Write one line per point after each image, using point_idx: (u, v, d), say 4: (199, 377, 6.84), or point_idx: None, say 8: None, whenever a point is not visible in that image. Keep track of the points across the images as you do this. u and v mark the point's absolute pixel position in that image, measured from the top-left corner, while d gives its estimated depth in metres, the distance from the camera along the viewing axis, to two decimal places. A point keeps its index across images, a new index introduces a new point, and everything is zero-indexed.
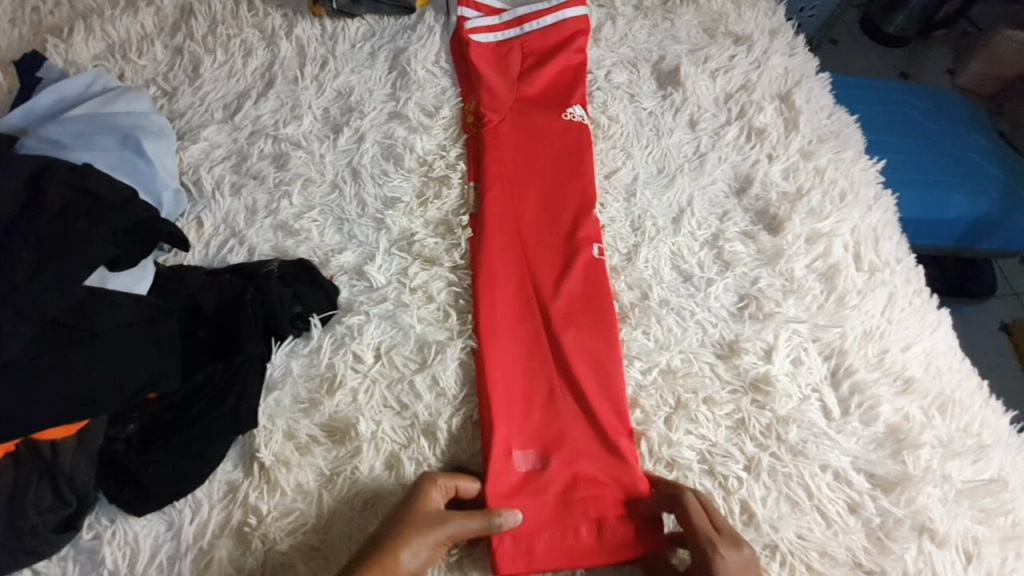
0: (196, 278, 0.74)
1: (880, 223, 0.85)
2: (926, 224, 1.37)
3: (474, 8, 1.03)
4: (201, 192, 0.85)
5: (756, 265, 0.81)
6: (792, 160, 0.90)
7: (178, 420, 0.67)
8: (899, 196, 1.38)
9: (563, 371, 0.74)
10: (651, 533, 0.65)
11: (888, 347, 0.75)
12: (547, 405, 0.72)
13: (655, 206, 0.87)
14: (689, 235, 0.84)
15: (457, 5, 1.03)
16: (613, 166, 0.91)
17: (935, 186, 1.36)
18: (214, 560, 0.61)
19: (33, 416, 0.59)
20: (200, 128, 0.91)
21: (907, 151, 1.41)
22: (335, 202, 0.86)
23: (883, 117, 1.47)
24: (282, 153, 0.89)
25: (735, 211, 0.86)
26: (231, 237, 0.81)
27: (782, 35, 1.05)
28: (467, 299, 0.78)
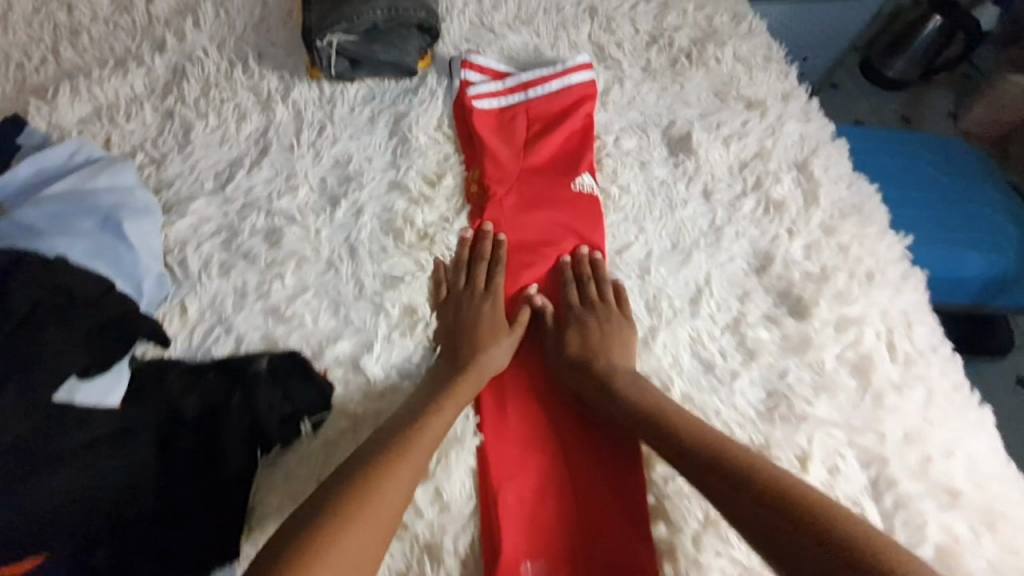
0: (177, 379, 0.67)
1: (911, 305, 0.81)
2: (942, 283, 1.33)
3: (477, 71, 0.99)
4: (186, 273, 0.79)
5: (781, 355, 0.76)
6: (815, 236, 0.85)
7: (149, 554, 0.59)
8: (913, 253, 1.34)
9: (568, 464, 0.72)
10: None
11: (929, 452, 0.70)
12: (558, 494, 0.69)
13: (670, 285, 0.82)
14: (709, 318, 0.79)
15: (459, 69, 0.99)
16: (625, 240, 0.87)
17: (948, 244, 1.32)
18: None
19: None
20: (188, 200, 0.86)
21: (918, 207, 1.38)
22: (331, 283, 0.80)
23: (891, 169, 1.44)
24: (275, 229, 0.84)
25: (756, 293, 0.81)
26: (216, 324, 0.75)
27: (797, 98, 1.00)
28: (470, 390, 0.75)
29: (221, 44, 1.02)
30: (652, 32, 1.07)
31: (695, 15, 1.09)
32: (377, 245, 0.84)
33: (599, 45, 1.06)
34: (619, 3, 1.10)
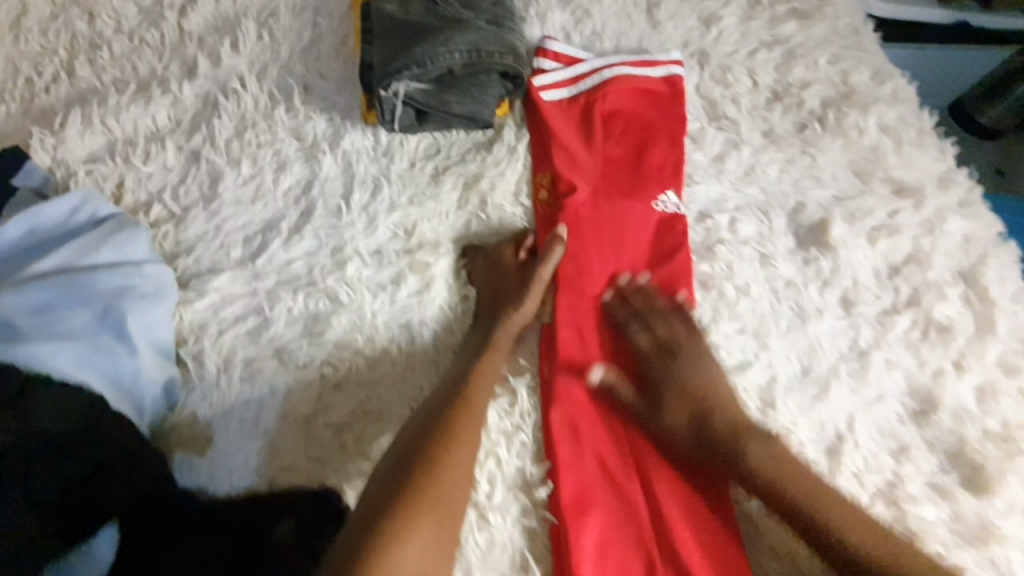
0: (182, 540, 0.52)
1: None
2: None
3: (556, 83, 0.86)
4: (201, 372, 0.64)
5: (956, 546, 0.59)
6: (989, 376, 0.68)
7: None
8: None
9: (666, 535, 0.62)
10: None
11: None
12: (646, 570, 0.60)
13: (802, 425, 0.66)
14: (853, 479, 0.63)
15: (538, 90, 0.85)
16: (743, 359, 0.71)
17: None
18: None
19: None
20: (211, 273, 0.70)
21: None
22: (386, 392, 0.65)
23: None
24: (316, 315, 0.68)
25: (917, 450, 0.64)
26: (236, 449, 0.60)
27: (957, 184, 0.82)
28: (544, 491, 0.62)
29: (262, 72, 0.86)
30: (774, 87, 0.90)
31: (828, 67, 0.91)
32: (445, 352, 0.69)
33: (711, 100, 0.88)
34: (736, 47, 0.92)
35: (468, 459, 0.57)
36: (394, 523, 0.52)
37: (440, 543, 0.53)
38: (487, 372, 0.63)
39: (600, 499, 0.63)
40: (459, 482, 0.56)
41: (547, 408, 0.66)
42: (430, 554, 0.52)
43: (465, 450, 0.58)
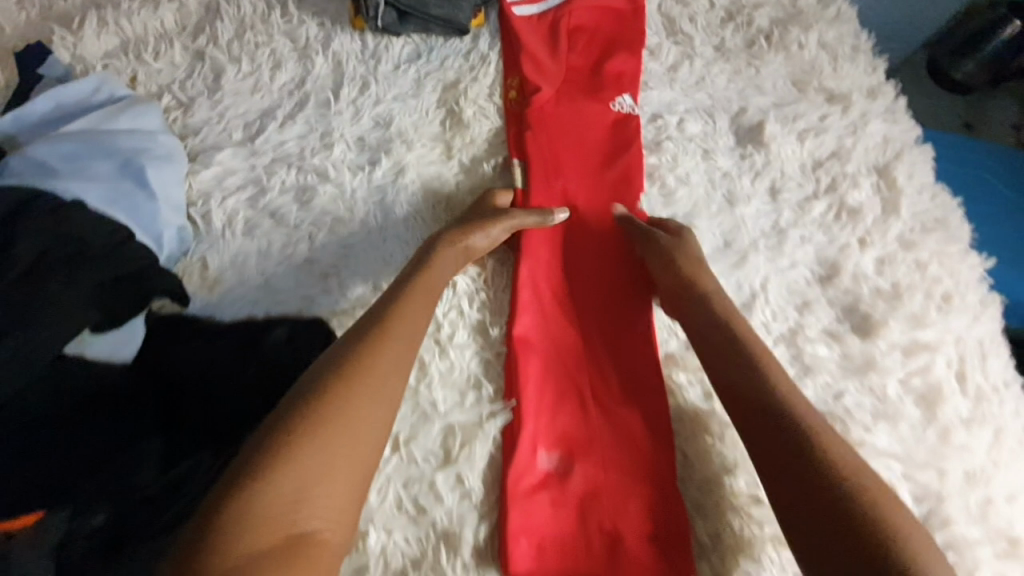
0: (190, 341, 0.64)
1: (988, 335, 0.74)
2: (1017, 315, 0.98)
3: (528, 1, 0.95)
4: (208, 228, 0.74)
5: (841, 376, 0.70)
6: (888, 249, 0.78)
7: (150, 517, 0.55)
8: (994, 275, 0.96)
9: (602, 375, 0.71)
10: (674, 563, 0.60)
11: (993, 496, 0.65)
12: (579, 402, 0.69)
13: (722, 287, 0.77)
14: (761, 326, 0.74)
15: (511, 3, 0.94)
16: (676, 237, 0.81)
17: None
18: None
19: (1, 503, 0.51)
20: (215, 150, 0.80)
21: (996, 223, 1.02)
22: (365, 248, 0.75)
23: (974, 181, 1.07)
24: (307, 187, 0.78)
25: (818, 305, 0.75)
26: (236, 286, 0.71)
27: (883, 94, 0.91)
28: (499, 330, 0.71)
29: None
30: (728, 8, 0.98)
31: None
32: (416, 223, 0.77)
33: (670, 18, 0.97)
34: None
35: (399, 357, 0.59)
36: (322, 410, 0.51)
37: (368, 437, 0.53)
38: (430, 283, 0.66)
39: (544, 342, 0.72)
40: (385, 383, 0.56)
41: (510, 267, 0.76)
42: (350, 450, 0.51)
43: (399, 351, 0.59)
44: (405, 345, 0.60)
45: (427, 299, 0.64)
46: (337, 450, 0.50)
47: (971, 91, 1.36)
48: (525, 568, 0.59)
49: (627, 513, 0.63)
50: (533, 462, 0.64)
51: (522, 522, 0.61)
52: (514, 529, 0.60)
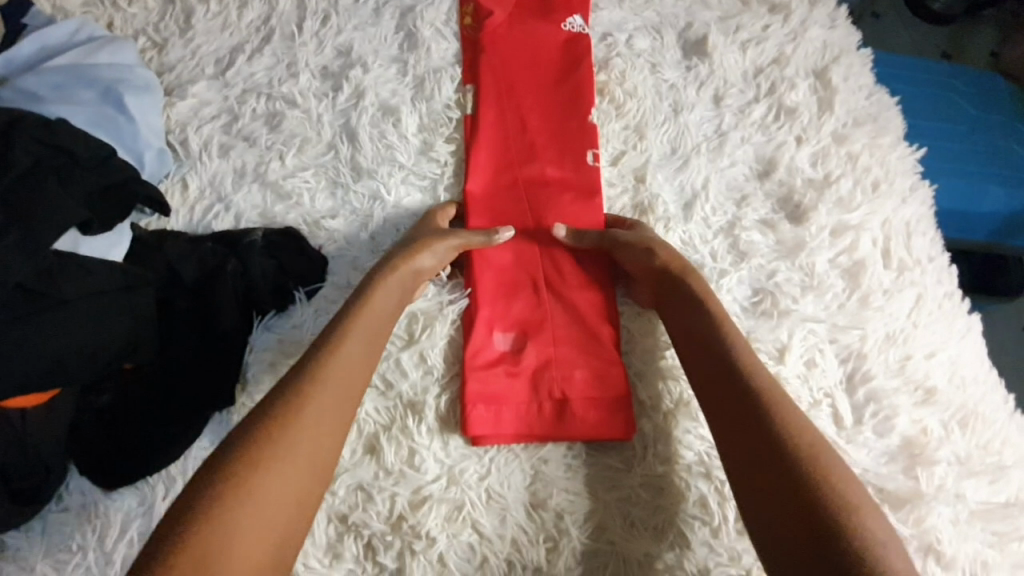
0: (176, 246, 0.71)
1: (914, 216, 0.80)
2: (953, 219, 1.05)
3: None
4: (187, 153, 0.80)
5: (773, 257, 0.76)
6: (823, 144, 0.83)
7: (151, 393, 0.65)
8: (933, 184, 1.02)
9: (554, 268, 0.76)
10: (614, 420, 0.68)
11: (911, 353, 0.70)
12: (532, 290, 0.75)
13: (666, 191, 0.79)
14: (702, 223, 0.78)
15: None
16: (621, 148, 0.82)
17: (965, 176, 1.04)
18: None
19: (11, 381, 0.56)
20: (189, 84, 0.86)
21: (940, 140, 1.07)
22: (330, 163, 0.80)
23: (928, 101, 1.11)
24: (276, 113, 0.83)
25: (755, 197, 0.80)
26: (216, 202, 0.77)
27: (825, 3, 0.95)
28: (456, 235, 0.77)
29: None
30: None
31: None
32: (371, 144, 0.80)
33: None
34: None
35: (334, 398, 0.56)
36: (256, 450, 0.49)
37: (300, 487, 0.50)
38: (369, 326, 0.62)
39: (500, 250, 0.76)
40: (320, 425, 0.53)
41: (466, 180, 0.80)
42: (285, 501, 0.48)
43: (332, 393, 0.56)
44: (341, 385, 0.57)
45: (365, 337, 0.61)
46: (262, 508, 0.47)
47: (951, 22, 1.36)
48: (483, 430, 0.66)
49: (576, 381, 0.70)
50: (490, 344, 0.71)
51: (479, 392, 0.68)
52: (472, 397, 0.67)
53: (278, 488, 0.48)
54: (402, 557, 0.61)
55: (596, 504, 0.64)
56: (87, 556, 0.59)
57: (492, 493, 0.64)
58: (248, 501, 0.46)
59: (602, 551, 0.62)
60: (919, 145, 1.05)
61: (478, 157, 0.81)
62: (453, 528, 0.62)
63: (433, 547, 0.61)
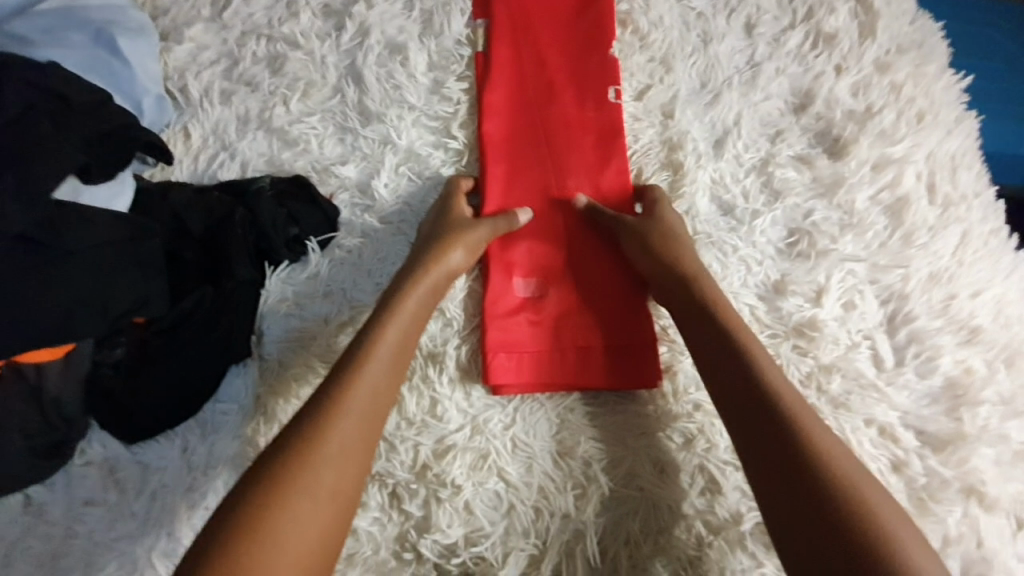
0: (182, 195, 0.68)
1: (961, 149, 0.74)
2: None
3: None
4: (188, 100, 0.76)
5: (809, 196, 0.71)
6: (864, 74, 0.77)
7: (166, 346, 0.63)
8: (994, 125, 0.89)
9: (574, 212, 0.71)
10: (637, 370, 0.65)
11: (956, 292, 0.67)
12: (553, 235, 0.71)
13: (695, 128, 0.74)
14: (733, 160, 0.73)
15: None
16: (646, 82, 0.77)
17: None
18: None
19: (24, 335, 0.55)
20: (185, 26, 0.79)
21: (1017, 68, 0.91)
22: (338, 108, 0.75)
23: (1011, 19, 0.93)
24: (277, 55, 0.78)
25: (790, 132, 0.75)
26: (221, 150, 0.74)
27: None
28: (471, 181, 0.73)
29: None
30: None
31: None
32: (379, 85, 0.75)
33: None
34: None
35: (354, 433, 0.51)
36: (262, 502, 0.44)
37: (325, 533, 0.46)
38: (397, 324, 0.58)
39: (515, 194, 0.72)
40: (345, 459, 0.49)
41: (479, 124, 0.74)
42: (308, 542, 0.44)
43: (354, 425, 0.51)
44: (362, 418, 0.52)
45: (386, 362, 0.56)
46: (279, 564, 0.42)
47: None
48: (505, 378, 0.64)
49: (600, 331, 0.67)
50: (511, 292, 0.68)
51: (500, 340, 0.66)
52: (491, 344, 0.65)
53: (296, 537, 0.44)
54: (428, 505, 0.60)
55: (621, 453, 0.62)
56: (111, 507, 0.60)
57: (517, 442, 0.62)
58: (265, 557, 0.42)
59: (631, 498, 0.61)
60: (987, 77, 0.91)
61: (492, 99, 0.75)
62: (478, 476, 0.61)
63: (460, 495, 0.60)
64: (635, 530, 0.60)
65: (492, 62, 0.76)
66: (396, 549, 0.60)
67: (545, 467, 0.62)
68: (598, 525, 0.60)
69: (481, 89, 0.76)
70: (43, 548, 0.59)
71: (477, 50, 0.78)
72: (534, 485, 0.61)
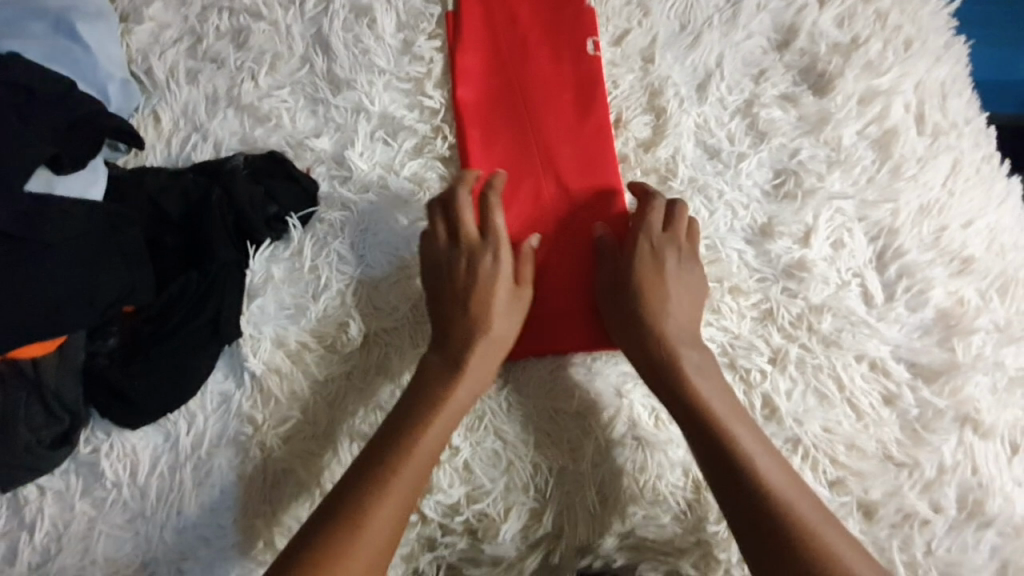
0: (156, 179, 0.67)
1: (950, 76, 0.72)
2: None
3: None
4: (155, 82, 0.74)
5: (795, 134, 0.70)
6: (848, 3, 0.73)
7: (157, 333, 0.63)
8: (988, 51, 0.88)
9: (556, 176, 0.70)
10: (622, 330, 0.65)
11: (947, 224, 0.66)
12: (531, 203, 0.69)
13: (676, 71, 0.72)
14: (717, 103, 0.71)
15: None
16: (624, 27, 0.74)
17: None
18: (247, 475, 0.61)
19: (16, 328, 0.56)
20: (144, 5, 0.76)
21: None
22: (308, 80, 0.73)
23: None
24: (241, 28, 0.75)
25: (773, 70, 0.72)
26: (193, 132, 0.72)
27: None
28: (449, 146, 0.71)
29: None
30: None
31: None
32: (348, 52, 0.73)
33: None
34: None
35: (385, 533, 0.53)
36: None
37: None
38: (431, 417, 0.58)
39: (494, 160, 0.71)
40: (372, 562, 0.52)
41: (452, 88, 0.73)
42: None
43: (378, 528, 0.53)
44: (392, 524, 0.53)
45: (423, 464, 0.56)
46: None
47: None
48: None
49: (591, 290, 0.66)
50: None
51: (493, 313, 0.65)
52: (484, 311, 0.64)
53: None
54: None
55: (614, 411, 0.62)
56: (122, 492, 0.61)
57: (512, 401, 0.63)
58: None
59: (626, 447, 0.61)
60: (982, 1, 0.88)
61: (464, 61, 0.73)
62: (475, 437, 0.62)
63: (459, 456, 0.61)
64: (632, 479, 0.61)
65: (462, 20, 0.74)
66: None
67: (539, 425, 0.62)
68: (597, 476, 0.61)
69: (452, 49, 0.73)
70: (58, 536, 0.60)
71: (446, 8, 0.75)
72: (531, 441, 0.62)
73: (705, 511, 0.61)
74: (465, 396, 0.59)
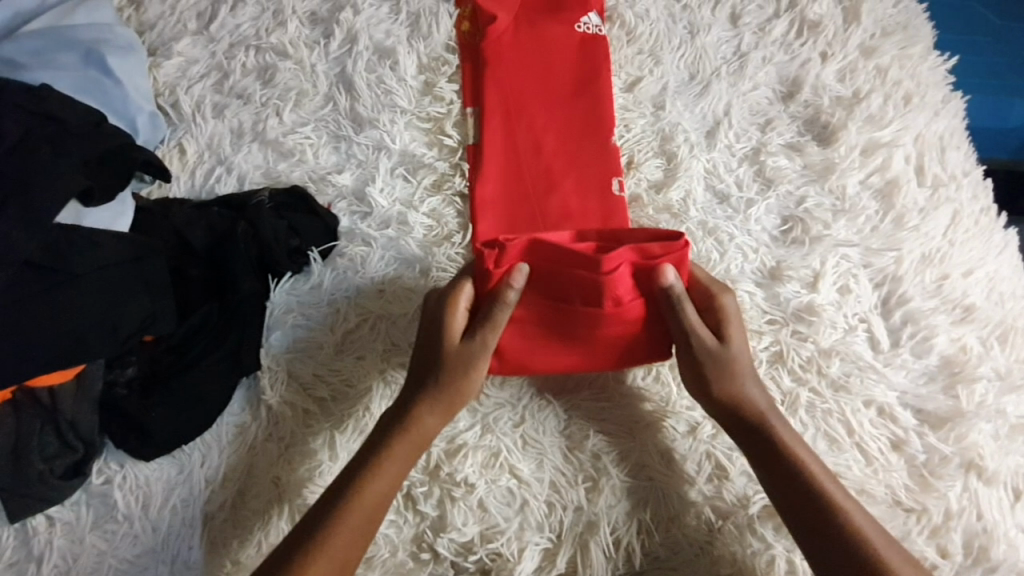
0: (182, 212, 0.69)
1: (947, 130, 0.75)
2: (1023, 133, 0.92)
3: None
4: (181, 115, 0.76)
5: (802, 182, 0.72)
6: (849, 59, 0.77)
7: (177, 363, 0.64)
8: (984, 100, 0.92)
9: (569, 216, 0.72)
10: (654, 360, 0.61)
11: (948, 272, 0.68)
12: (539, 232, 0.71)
13: (687, 118, 0.75)
14: (726, 150, 0.74)
15: None
16: (637, 73, 0.77)
17: None
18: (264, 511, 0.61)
19: (37, 357, 0.56)
20: (173, 41, 0.79)
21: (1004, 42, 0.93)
22: (332, 117, 0.76)
23: None
24: (267, 66, 0.78)
25: (780, 121, 0.75)
26: (217, 165, 0.74)
27: None
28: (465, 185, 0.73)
29: None
30: None
31: None
32: (371, 90, 0.75)
33: None
34: None
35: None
36: None
37: None
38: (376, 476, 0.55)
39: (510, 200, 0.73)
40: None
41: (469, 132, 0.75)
42: None
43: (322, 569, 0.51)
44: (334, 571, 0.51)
45: (361, 521, 0.53)
46: None
47: None
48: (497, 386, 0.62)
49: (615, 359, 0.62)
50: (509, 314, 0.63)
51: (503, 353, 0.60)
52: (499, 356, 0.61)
53: None
54: (442, 504, 0.61)
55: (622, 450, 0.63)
56: (134, 525, 0.61)
57: (528, 439, 0.63)
58: None
59: (641, 488, 0.62)
60: (975, 55, 0.92)
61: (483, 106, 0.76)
62: (490, 474, 0.62)
63: (473, 494, 0.61)
64: (647, 520, 0.62)
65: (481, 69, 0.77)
66: (413, 550, 0.62)
67: (554, 464, 0.63)
68: (611, 516, 0.61)
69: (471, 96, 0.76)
70: (66, 569, 0.59)
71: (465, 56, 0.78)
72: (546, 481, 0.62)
73: (718, 552, 0.61)
74: (388, 482, 0.55)
